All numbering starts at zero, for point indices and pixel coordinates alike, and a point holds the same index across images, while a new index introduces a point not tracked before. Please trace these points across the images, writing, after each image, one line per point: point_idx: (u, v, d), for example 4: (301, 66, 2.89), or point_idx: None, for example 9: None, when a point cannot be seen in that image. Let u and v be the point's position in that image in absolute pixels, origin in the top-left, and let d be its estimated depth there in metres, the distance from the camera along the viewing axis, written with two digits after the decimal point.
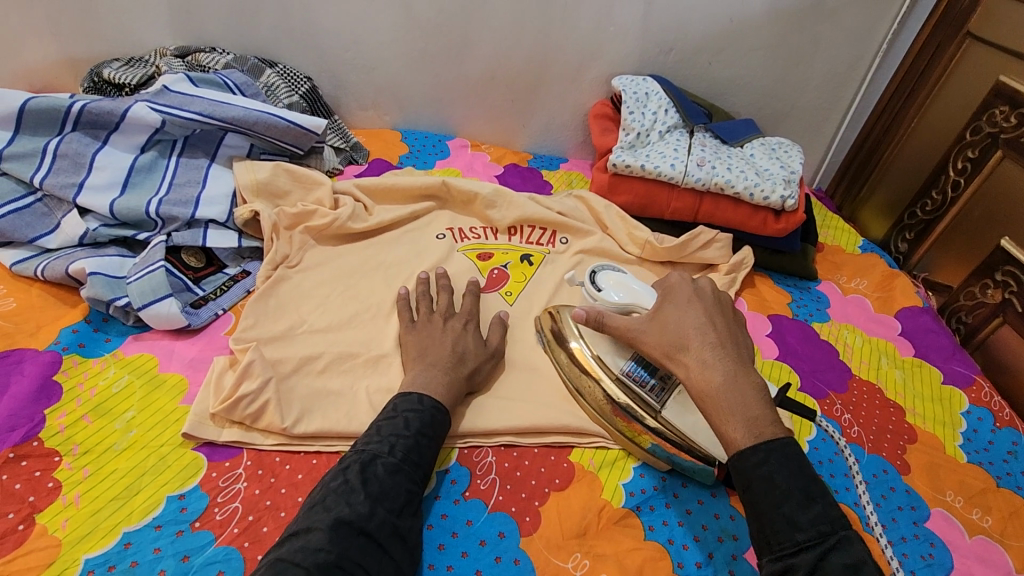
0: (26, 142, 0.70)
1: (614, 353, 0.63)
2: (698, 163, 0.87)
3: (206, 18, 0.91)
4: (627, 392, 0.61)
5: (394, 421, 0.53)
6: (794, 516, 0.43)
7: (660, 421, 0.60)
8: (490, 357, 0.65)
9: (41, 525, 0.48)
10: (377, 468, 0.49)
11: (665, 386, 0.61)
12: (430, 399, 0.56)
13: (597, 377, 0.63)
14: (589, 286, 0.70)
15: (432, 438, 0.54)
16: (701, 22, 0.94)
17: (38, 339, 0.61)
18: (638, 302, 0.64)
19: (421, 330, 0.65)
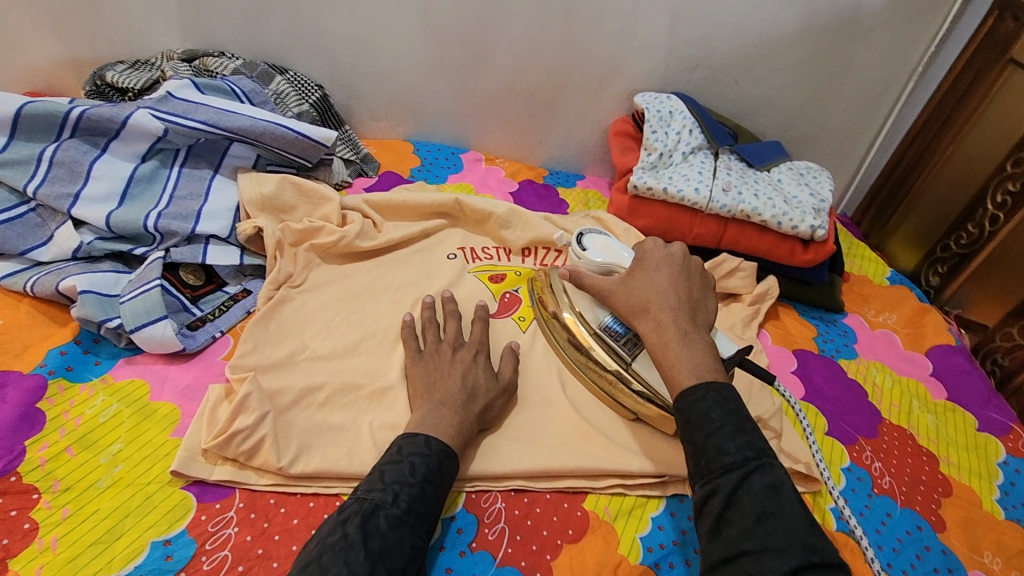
0: (21, 148, 0.66)
1: (593, 308, 0.65)
2: (724, 188, 0.83)
3: (215, 22, 0.88)
4: (602, 344, 0.64)
5: (399, 466, 0.49)
6: (722, 443, 0.46)
7: (630, 372, 0.62)
8: (502, 393, 0.61)
9: (13, 572, 0.44)
10: (379, 521, 0.45)
11: (637, 341, 0.61)
12: (437, 441, 0.52)
13: (576, 331, 0.66)
14: (573, 244, 0.68)
15: (438, 486, 0.50)
16: (730, 40, 0.90)
17: (23, 360, 0.57)
18: (620, 263, 0.64)
19: (434, 360, 0.61)
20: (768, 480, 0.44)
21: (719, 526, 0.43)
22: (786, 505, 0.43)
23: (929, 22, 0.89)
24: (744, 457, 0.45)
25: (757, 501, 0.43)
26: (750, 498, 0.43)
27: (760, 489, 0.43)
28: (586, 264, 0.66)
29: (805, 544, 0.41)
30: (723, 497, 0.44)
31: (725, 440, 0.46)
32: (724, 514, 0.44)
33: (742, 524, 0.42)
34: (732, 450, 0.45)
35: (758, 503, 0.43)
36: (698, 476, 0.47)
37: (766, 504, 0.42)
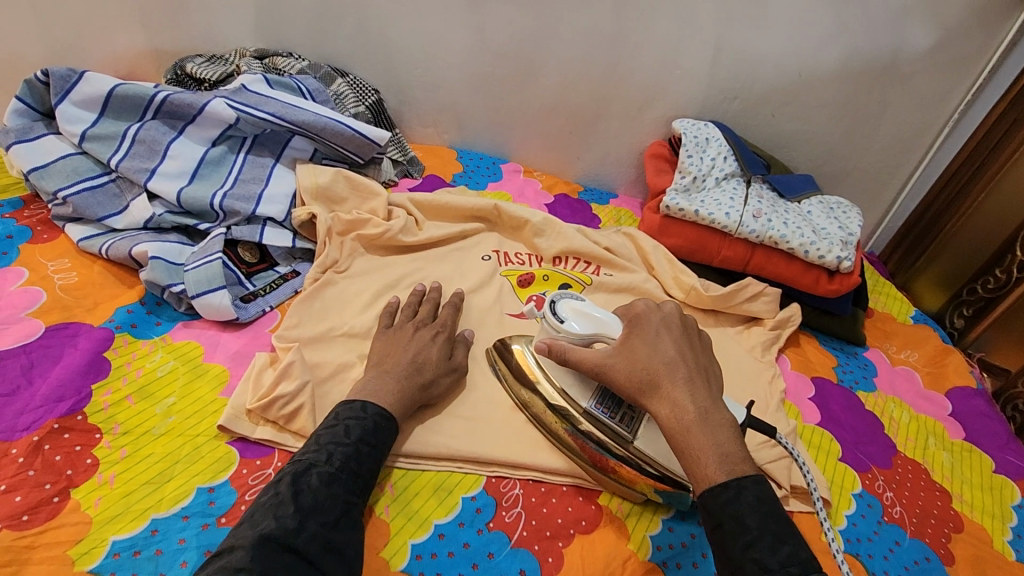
0: (108, 125, 0.73)
1: (579, 386, 0.61)
2: (755, 215, 0.86)
3: (288, 25, 0.95)
4: (597, 426, 0.60)
5: (334, 430, 0.52)
6: (763, 558, 0.42)
7: (633, 452, 0.58)
8: (451, 371, 0.63)
9: (74, 500, 0.48)
10: (310, 478, 0.48)
11: (633, 416, 0.60)
12: (373, 406, 0.55)
13: (564, 412, 0.61)
14: (548, 316, 0.62)
15: (373, 447, 0.52)
16: (770, 74, 0.94)
17: (94, 315, 0.62)
18: (605, 331, 0.58)
19: (401, 335, 0.64)
20: None
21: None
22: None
23: (967, 70, 0.92)
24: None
25: None
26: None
27: None
28: (566, 337, 0.60)
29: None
30: None
31: (764, 554, 0.43)
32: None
33: None
34: (774, 567, 0.42)
35: None
36: None
37: None
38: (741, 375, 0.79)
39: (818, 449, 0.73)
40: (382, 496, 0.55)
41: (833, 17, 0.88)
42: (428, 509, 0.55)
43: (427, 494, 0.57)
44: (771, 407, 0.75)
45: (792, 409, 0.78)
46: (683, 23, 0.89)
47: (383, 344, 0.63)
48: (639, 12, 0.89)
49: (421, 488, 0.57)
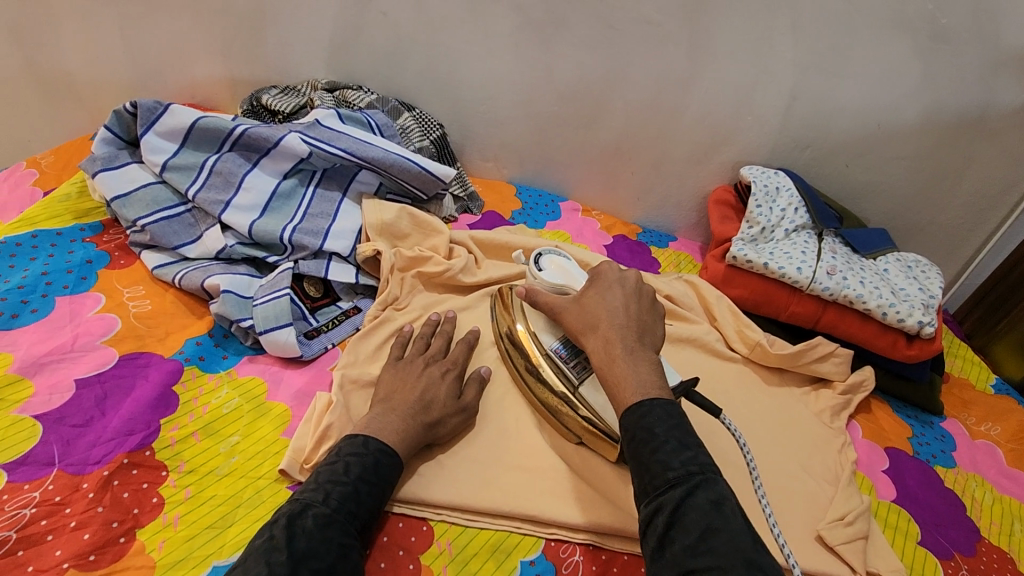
0: (188, 155, 0.75)
1: (546, 330, 0.65)
2: (829, 271, 0.82)
3: (360, 60, 0.96)
4: (552, 366, 0.64)
5: (333, 466, 0.51)
6: (666, 458, 0.46)
7: (577, 396, 0.61)
8: (459, 412, 0.61)
9: (139, 542, 0.48)
10: (305, 520, 0.46)
11: (586, 365, 0.62)
12: (375, 442, 0.53)
13: (526, 346, 0.66)
14: (530, 265, 0.67)
15: (372, 485, 0.51)
16: (846, 124, 0.91)
17: (166, 346, 0.63)
18: (573, 284, 0.64)
19: (407, 371, 0.62)
20: (710, 494, 0.43)
21: (663, 548, 0.42)
22: (730, 519, 0.42)
23: None
24: (687, 473, 0.45)
25: (701, 517, 0.42)
26: (693, 514, 0.43)
27: (703, 504, 0.43)
28: (541, 285, 0.65)
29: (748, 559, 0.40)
30: (667, 515, 0.43)
31: (668, 455, 0.46)
32: (667, 534, 0.43)
33: (685, 543, 0.41)
34: (675, 466, 0.45)
35: (702, 519, 0.42)
36: (643, 495, 0.46)
37: (709, 520, 0.42)
38: (808, 443, 0.74)
39: (895, 530, 0.68)
40: (440, 555, 0.53)
41: (919, 69, 0.84)
42: (486, 573, 0.53)
43: (484, 555, 0.55)
44: (843, 480, 0.70)
45: (864, 482, 0.73)
46: (757, 70, 0.87)
47: (387, 380, 0.61)
48: (713, 57, 0.87)
49: (479, 548, 0.55)
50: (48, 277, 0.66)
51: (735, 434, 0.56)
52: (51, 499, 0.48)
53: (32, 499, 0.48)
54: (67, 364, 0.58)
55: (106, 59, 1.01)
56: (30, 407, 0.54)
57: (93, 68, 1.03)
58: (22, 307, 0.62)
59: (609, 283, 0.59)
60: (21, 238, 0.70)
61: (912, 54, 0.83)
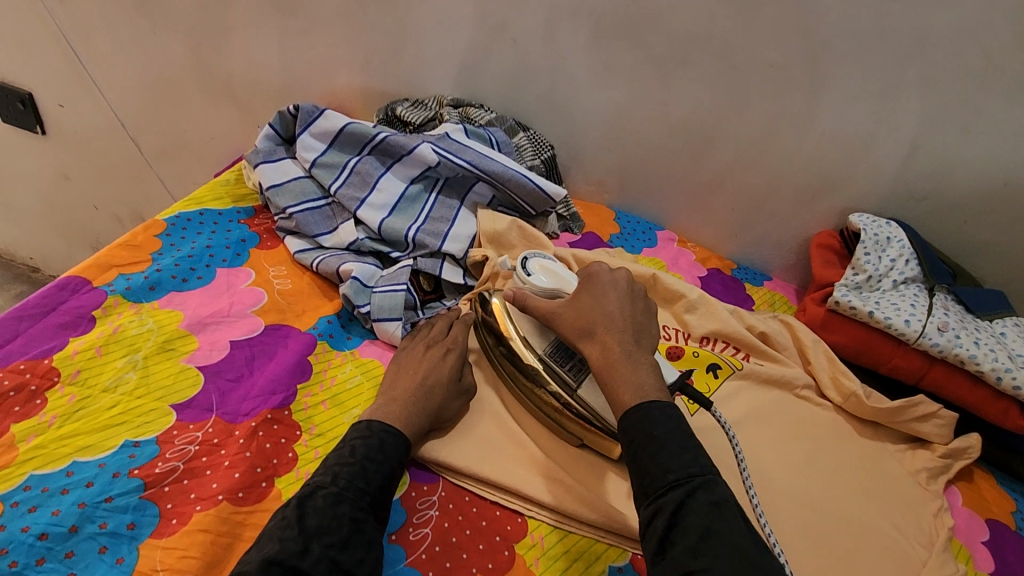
0: (334, 155, 0.84)
1: (537, 333, 0.67)
2: (940, 327, 0.79)
3: (486, 81, 1.04)
4: (548, 373, 0.65)
5: (341, 450, 0.54)
6: (667, 460, 0.49)
7: (576, 399, 0.63)
8: (461, 393, 0.65)
9: (277, 489, 0.54)
10: (316, 500, 0.49)
11: (581, 368, 0.64)
12: (377, 424, 0.56)
13: (538, 375, 0.65)
14: (518, 270, 0.71)
15: (380, 462, 0.53)
16: (971, 181, 0.88)
17: (303, 321, 0.71)
18: (565, 287, 0.68)
19: (411, 359, 0.66)
20: (710, 495, 0.46)
21: (663, 549, 0.45)
22: (728, 518, 0.45)
23: None
24: (687, 474, 0.48)
25: (700, 518, 0.45)
26: (693, 514, 0.46)
27: (702, 505, 0.46)
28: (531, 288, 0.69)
29: (744, 558, 0.43)
30: (667, 515, 0.46)
31: (669, 458, 0.49)
32: (667, 535, 0.46)
33: (686, 544, 0.44)
34: (676, 468, 0.48)
35: (702, 519, 0.45)
36: (644, 497, 0.49)
37: (710, 521, 0.45)
38: (901, 499, 0.72)
39: None
40: (533, 546, 0.57)
41: None
42: (574, 572, 0.55)
43: (575, 555, 0.57)
44: (938, 546, 0.67)
45: (962, 551, 0.70)
46: (879, 119, 0.87)
47: (395, 367, 0.66)
48: (833, 102, 0.88)
49: (570, 547, 0.57)
50: (211, 250, 0.76)
51: (728, 432, 0.62)
52: (210, 439, 0.56)
53: (196, 437, 0.55)
54: (224, 326, 0.67)
55: (261, 63, 1.14)
56: (195, 359, 0.62)
57: (251, 72, 1.16)
58: (190, 273, 0.72)
59: (601, 288, 0.62)
60: (191, 214, 0.81)
61: None
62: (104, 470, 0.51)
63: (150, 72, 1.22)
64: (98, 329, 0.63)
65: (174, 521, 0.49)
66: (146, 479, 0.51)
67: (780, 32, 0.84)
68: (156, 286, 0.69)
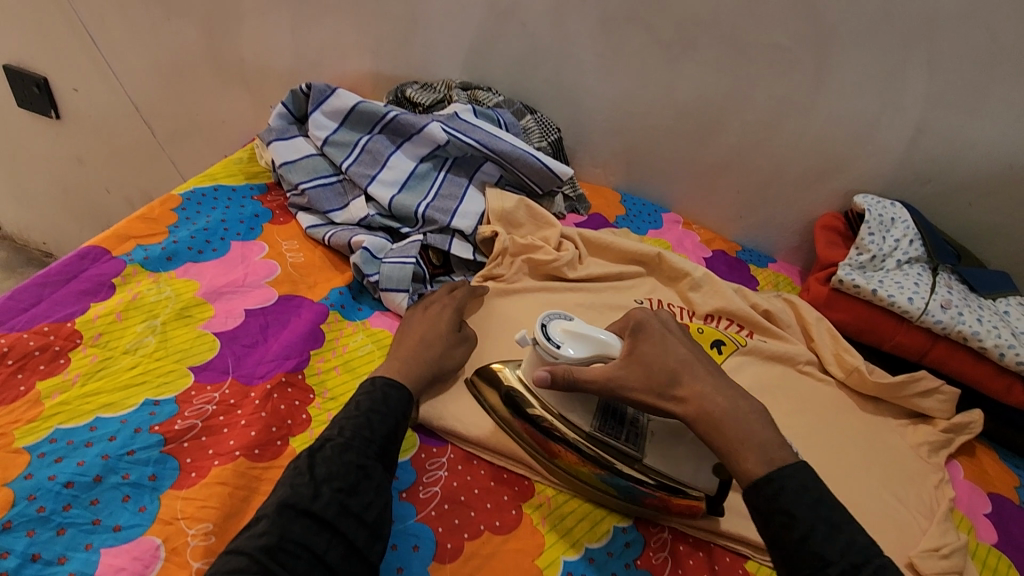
0: (345, 134, 0.86)
1: (575, 406, 0.59)
2: (943, 305, 0.80)
3: (494, 64, 1.05)
4: (604, 450, 0.58)
5: (346, 405, 0.55)
6: (822, 550, 0.46)
7: (645, 471, 0.57)
8: (461, 343, 0.67)
9: (292, 447, 0.55)
10: (324, 450, 0.50)
11: (637, 433, 0.59)
12: (381, 380, 0.57)
13: (591, 454, 0.58)
14: (542, 343, 0.58)
15: (384, 414, 0.54)
16: (976, 162, 0.89)
17: (315, 292, 0.73)
18: (606, 351, 0.57)
19: (412, 319, 0.68)
20: None
21: None
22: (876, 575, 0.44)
23: None
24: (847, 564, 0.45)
25: None
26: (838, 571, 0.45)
27: None
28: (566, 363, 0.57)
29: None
30: None
31: (827, 547, 0.46)
32: None
33: None
34: (836, 559, 0.45)
35: None
36: None
37: None
38: (902, 470, 0.73)
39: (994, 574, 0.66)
40: (540, 507, 0.58)
41: None
42: (580, 531, 0.57)
43: (580, 515, 0.58)
44: (939, 515, 0.68)
45: (963, 521, 0.70)
46: (885, 100, 0.87)
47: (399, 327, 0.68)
48: (839, 84, 0.88)
49: (575, 508, 0.59)
50: (225, 224, 0.77)
51: None
52: (227, 400, 0.57)
53: (213, 397, 0.57)
54: (239, 295, 0.69)
55: (272, 47, 1.16)
56: (211, 325, 0.64)
57: (262, 57, 1.18)
58: (205, 245, 0.74)
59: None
60: (205, 190, 0.82)
61: None
62: (126, 425, 0.53)
63: (163, 56, 1.24)
64: (118, 296, 0.65)
65: (194, 474, 0.51)
66: (167, 435, 0.53)
67: (787, 14, 0.85)
68: (173, 257, 0.71)
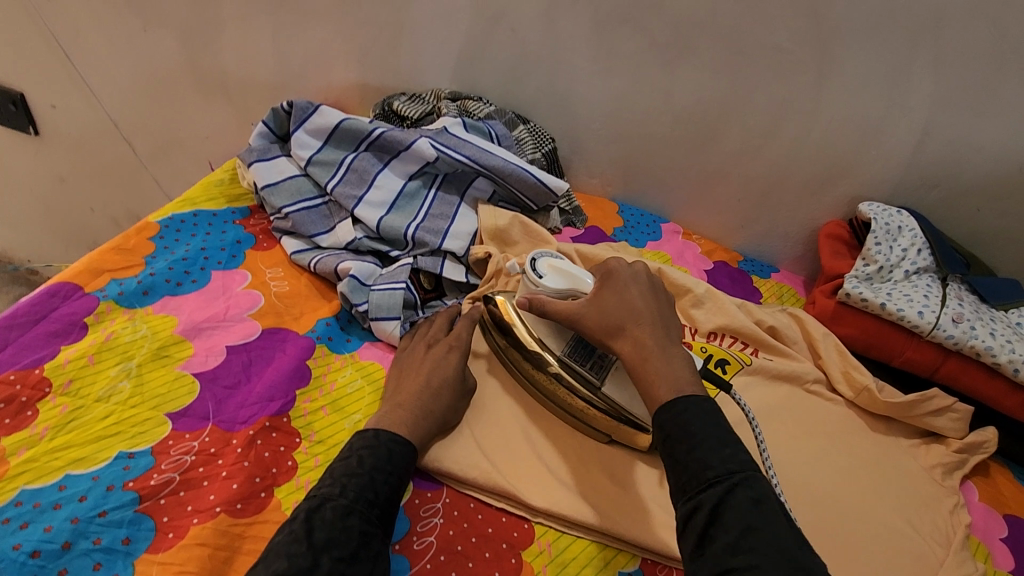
0: (330, 152, 0.82)
1: (554, 334, 0.65)
2: (954, 319, 0.77)
3: (485, 73, 1.01)
4: (568, 372, 0.64)
5: (348, 460, 0.52)
6: (705, 457, 0.47)
7: (600, 396, 0.62)
8: (465, 396, 0.64)
9: (277, 499, 0.52)
10: (325, 513, 0.47)
11: (603, 364, 0.63)
12: (385, 434, 0.55)
13: (556, 374, 0.64)
14: (527, 272, 0.66)
15: (388, 474, 0.52)
16: (985, 167, 0.86)
17: (301, 324, 0.69)
18: (580, 287, 0.64)
19: (411, 360, 0.65)
20: (751, 491, 0.45)
21: (703, 544, 0.44)
22: (771, 518, 0.43)
23: None
24: (727, 470, 0.46)
25: (740, 516, 0.44)
26: (733, 513, 0.44)
27: (742, 501, 0.44)
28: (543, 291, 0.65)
29: (788, 557, 0.42)
30: (705, 511, 0.45)
31: (706, 453, 0.47)
32: (707, 531, 0.44)
33: (725, 540, 0.43)
34: (715, 464, 0.47)
35: (742, 517, 0.44)
36: (680, 492, 0.48)
37: (750, 519, 0.43)
38: (916, 495, 0.70)
39: None
40: (541, 554, 0.55)
41: None
42: None
43: (583, 561, 0.55)
44: (955, 544, 0.66)
45: (979, 548, 0.68)
46: (890, 104, 0.84)
47: (396, 370, 0.65)
48: (842, 88, 0.85)
49: (579, 553, 0.56)
50: (206, 252, 0.74)
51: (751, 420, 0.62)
52: (206, 449, 0.54)
53: (192, 447, 0.54)
54: (220, 331, 0.65)
55: (255, 59, 1.12)
56: (190, 365, 0.61)
57: (245, 69, 1.14)
58: (184, 277, 0.70)
59: (623, 283, 0.60)
60: (185, 215, 0.79)
61: None
62: (98, 483, 0.50)
63: (142, 69, 1.20)
64: (91, 336, 0.61)
65: (171, 535, 0.48)
66: (141, 492, 0.50)
67: (788, 17, 0.81)
68: (150, 291, 0.67)
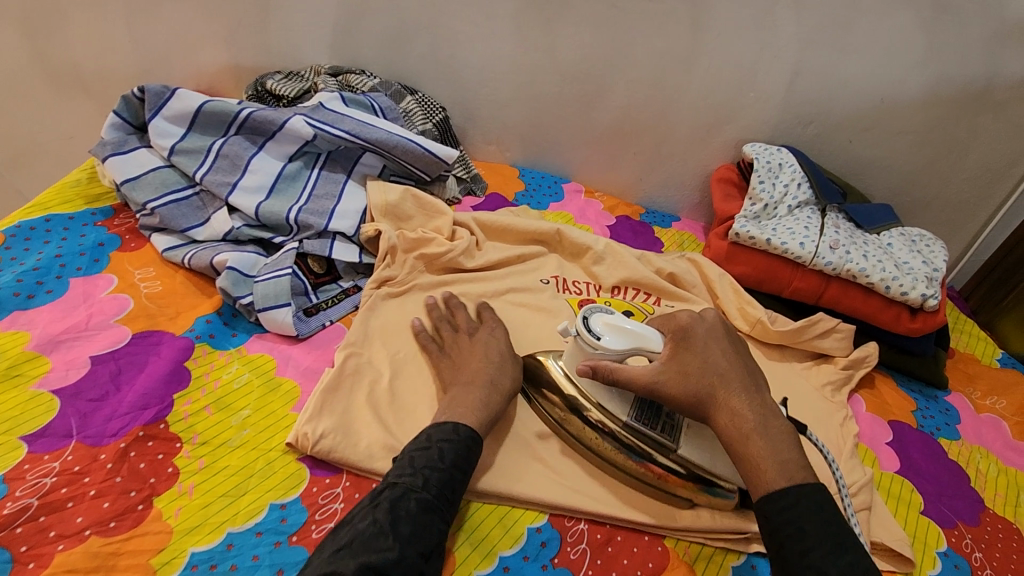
0: (195, 139, 0.77)
1: (613, 398, 0.61)
2: (832, 246, 0.82)
3: (364, 43, 0.97)
4: (633, 435, 0.59)
5: (429, 452, 0.51)
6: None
7: (677, 459, 0.58)
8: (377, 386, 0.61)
9: (157, 508, 0.49)
10: (410, 504, 0.48)
11: (672, 424, 0.60)
12: (465, 429, 0.54)
13: (620, 438, 0.59)
14: (581, 334, 0.59)
15: (467, 473, 0.52)
16: (851, 100, 0.90)
17: (177, 324, 0.64)
18: (646, 344, 0.56)
19: (456, 350, 0.65)
20: None
21: None
22: None
23: None
24: None
25: None
26: None
27: None
28: (604, 354, 0.58)
29: None
30: None
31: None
32: None
33: None
34: None
35: None
36: None
37: None
38: (810, 414, 0.74)
39: (898, 500, 0.68)
40: None
41: (922, 42, 0.84)
42: (494, 539, 0.54)
43: (492, 523, 0.55)
44: (846, 453, 0.70)
45: (868, 454, 0.73)
46: (760, 47, 0.87)
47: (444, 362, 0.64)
48: (715, 34, 0.87)
49: (487, 516, 0.56)
50: (62, 260, 0.68)
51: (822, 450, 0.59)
52: (70, 468, 0.50)
53: (53, 468, 0.50)
54: (83, 342, 0.60)
55: (110, 47, 1.02)
56: (47, 382, 0.56)
57: (101, 60, 1.04)
58: (37, 288, 0.64)
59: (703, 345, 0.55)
60: (34, 222, 0.72)
61: (915, 26, 0.82)
62: None
63: None
64: None
65: (32, 565, 0.44)
66: None
67: None
68: None
